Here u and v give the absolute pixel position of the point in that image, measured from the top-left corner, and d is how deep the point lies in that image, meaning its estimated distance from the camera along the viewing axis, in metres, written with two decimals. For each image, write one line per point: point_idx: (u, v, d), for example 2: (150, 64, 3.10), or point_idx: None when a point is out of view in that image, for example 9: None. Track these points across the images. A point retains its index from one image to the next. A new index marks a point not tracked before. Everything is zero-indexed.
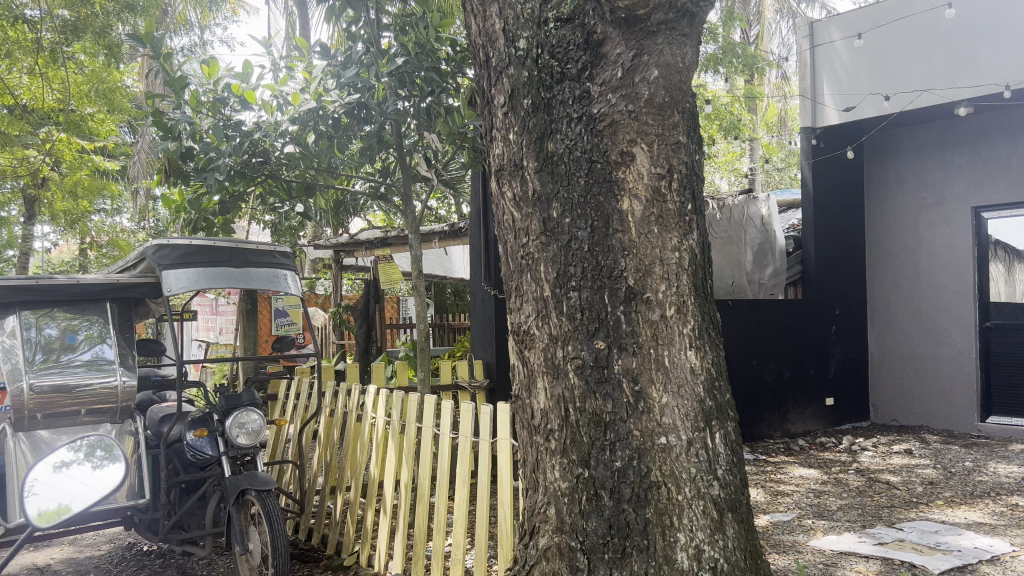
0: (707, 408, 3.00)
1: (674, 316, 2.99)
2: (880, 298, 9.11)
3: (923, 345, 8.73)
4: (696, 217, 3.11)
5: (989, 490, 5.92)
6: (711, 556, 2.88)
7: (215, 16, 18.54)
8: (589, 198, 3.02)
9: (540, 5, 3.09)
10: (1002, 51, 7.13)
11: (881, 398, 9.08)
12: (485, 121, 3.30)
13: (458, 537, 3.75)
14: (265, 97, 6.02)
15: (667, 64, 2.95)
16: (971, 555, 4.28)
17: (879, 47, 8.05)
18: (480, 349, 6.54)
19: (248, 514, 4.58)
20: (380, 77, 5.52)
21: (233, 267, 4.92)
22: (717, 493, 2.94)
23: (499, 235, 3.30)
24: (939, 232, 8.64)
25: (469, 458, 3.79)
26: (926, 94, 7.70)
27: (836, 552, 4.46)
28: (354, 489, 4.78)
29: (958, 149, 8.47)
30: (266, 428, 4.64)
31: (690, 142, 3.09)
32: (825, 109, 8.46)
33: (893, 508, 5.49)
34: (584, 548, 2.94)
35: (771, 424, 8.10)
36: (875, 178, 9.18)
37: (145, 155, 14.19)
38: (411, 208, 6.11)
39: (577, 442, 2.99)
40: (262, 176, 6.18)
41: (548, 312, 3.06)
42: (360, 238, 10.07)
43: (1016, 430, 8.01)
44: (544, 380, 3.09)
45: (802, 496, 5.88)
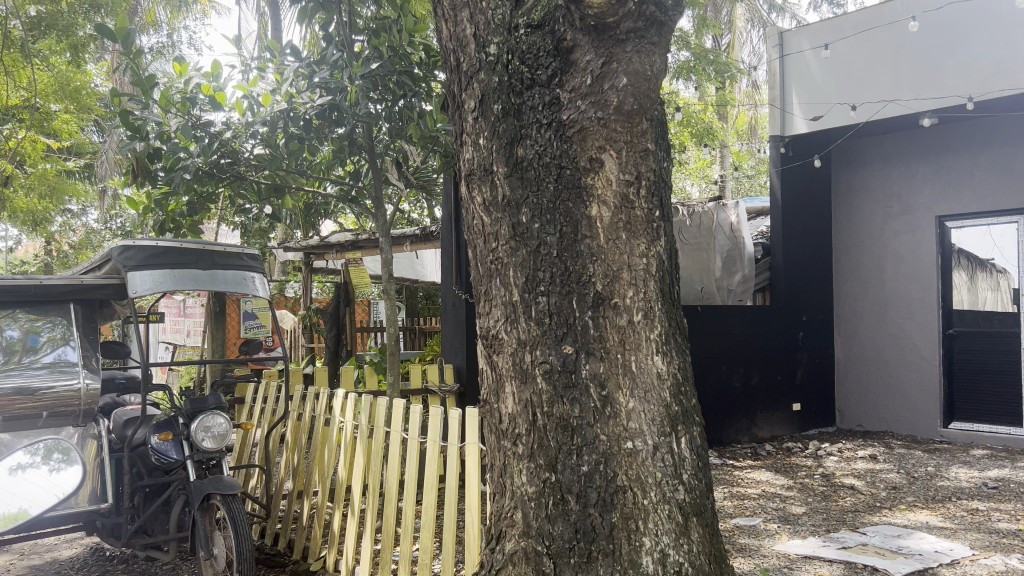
0: (673, 413, 3.03)
1: (641, 321, 3.02)
2: (847, 305, 9.23)
3: (888, 351, 8.85)
4: (664, 224, 3.15)
5: (951, 495, 6.03)
6: (676, 560, 2.91)
7: (185, 15, 18.35)
8: (558, 204, 3.03)
9: (512, 10, 3.11)
10: (965, 65, 7.29)
11: (847, 404, 9.20)
12: (455, 125, 3.30)
13: (425, 542, 3.74)
14: (236, 98, 5.97)
15: (636, 71, 2.94)
16: (932, 558, 4.35)
17: (847, 58, 8.17)
18: (450, 354, 6.50)
19: (213, 518, 4.54)
20: (354, 79, 5.52)
21: (200, 270, 4.88)
22: (682, 497, 2.97)
23: (468, 240, 3.30)
24: (904, 241, 8.77)
25: (437, 461, 3.77)
26: (892, 105, 7.81)
27: (800, 556, 4.50)
28: (321, 493, 4.74)
29: (923, 159, 8.61)
30: (233, 432, 4.60)
31: (658, 149, 3.13)
32: (793, 118, 8.57)
33: (858, 512, 5.57)
34: (551, 553, 2.94)
35: (739, 429, 8.17)
36: (842, 186, 9.30)
37: (113, 154, 14.05)
38: (382, 211, 6.08)
39: (545, 446, 3.01)
40: (231, 176, 6.15)
41: (517, 317, 3.07)
42: (332, 240, 9.99)
43: (978, 436, 8.14)
44: (512, 385, 3.10)
45: (768, 501, 5.94)
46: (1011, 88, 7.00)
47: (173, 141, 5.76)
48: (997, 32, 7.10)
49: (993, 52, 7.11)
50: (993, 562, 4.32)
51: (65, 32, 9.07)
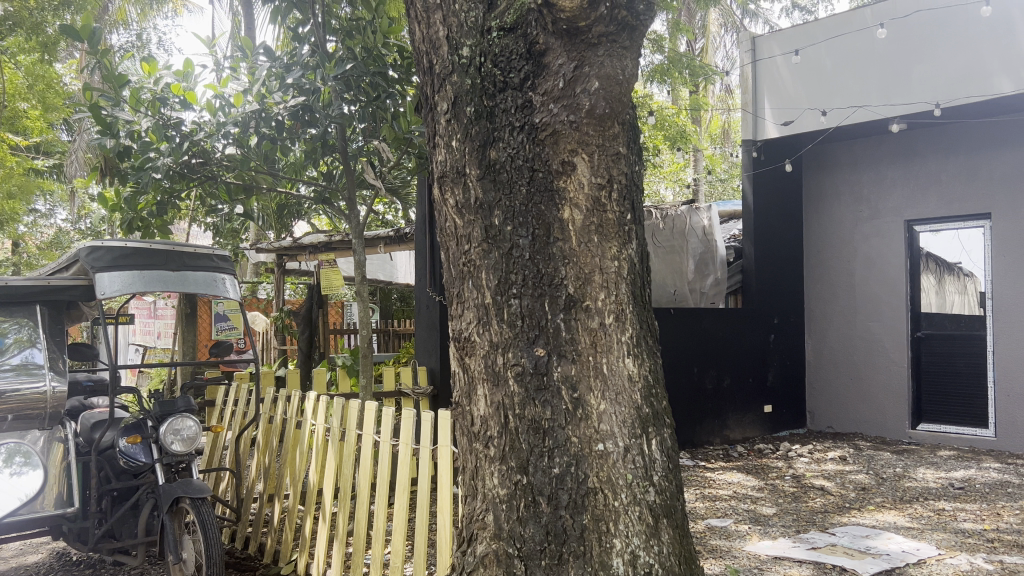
0: (643, 415, 3.05)
1: (612, 324, 3.04)
2: (817, 308, 9.34)
3: (858, 353, 8.96)
4: (635, 227, 3.17)
5: (919, 495, 6.11)
6: (646, 561, 2.92)
7: (157, 13, 18.15)
8: (531, 206, 3.04)
9: (484, 14, 3.12)
10: (932, 72, 7.40)
11: (818, 406, 9.30)
12: (428, 127, 3.30)
13: (397, 544, 3.73)
14: (207, 98, 5.91)
15: (607, 75, 2.96)
16: (899, 558, 4.41)
17: (817, 63, 8.26)
18: (423, 356, 6.47)
19: (183, 522, 4.49)
20: (327, 81, 5.50)
21: (169, 271, 4.82)
22: (652, 499, 2.99)
23: (441, 242, 3.30)
24: (873, 245, 8.88)
25: (408, 464, 3.76)
26: (862, 110, 7.91)
27: (770, 556, 4.55)
28: (292, 496, 4.71)
29: (891, 164, 8.73)
30: (202, 435, 4.55)
31: (629, 153, 3.15)
32: (764, 123, 8.65)
33: (827, 513, 5.63)
34: (522, 555, 2.94)
35: (711, 430, 8.22)
36: (813, 190, 9.40)
37: (83, 154, 13.88)
38: (355, 213, 6.04)
39: (516, 448, 3.01)
40: (202, 177, 6.11)
41: (488, 320, 3.08)
42: (304, 242, 9.92)
43: (945, 437, 8.26)
44: (483, 387, 3.11)
45: (739, 502, 5.99)
46: (977, 95, 7.12)
47: (143, 140, 5.70)
48: (963, 39, 7.22)
49: (960, 59, 7.23)
50: (959, 561, 4.39)
51: (33, 31, 8.96)
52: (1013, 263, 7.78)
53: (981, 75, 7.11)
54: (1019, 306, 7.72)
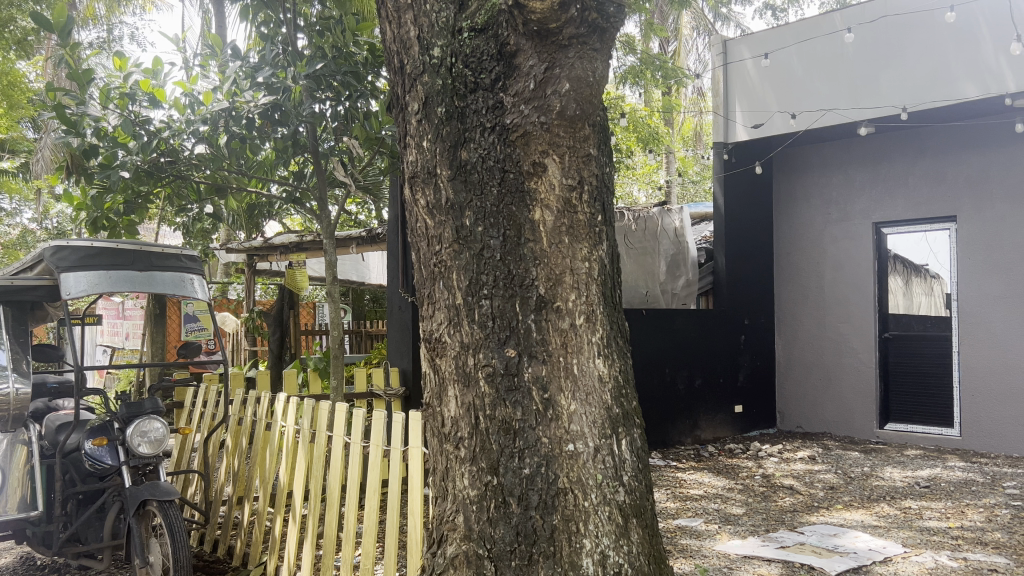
0: (614, 416, 3.07)
1: (583, 324, 3.05)
2: (787, 309, 9.43)
3: (827, 353, 9.06)
4: (606, 228, 3.18)
5: (885, 494, 6.19)
6: (616, 561, 2.94)
7: (126, 10, 17.98)
8: (502, 207, 3.04)
9: (456, 14, 3.11)
10: (900, 75, 7.50)
11: (788, 406, 9.40)
12: (399, 128, 3.29)
13: (368, 546, 3.71)
14: (175, 96, 5.85)
15: (578, 77, 2.96)
16: (866, 556, 4.46)
17: (787, 66, 8.34)
18: (395, 357, 6.43)
19: (150, 525, 4.44)
20: (297, 79, 5.47)
21: (136, 271, 4.76)
22: (622, 499, 3.01)
23: (412, 243, 3.29)
24: (842, 247, 8.98)
25: (379, 466, 3.74)
26: (831, 113, 8.00)
27: (740, 556, 4.57)
28: (262, 498, 4.67)
29: (860, 167, 8.83)
30: (170, 437, 4.50)
31: (600, 155, 3.17)
32: (735, 126, 8.74)
33: (795, 512, 5.68)
34: (492, 556, 2.94)
35: (683, 431, 8.27)
36: (783, 193, 9.49)
37: (49, 152, 13.70)
38: (326, 213, 6.01)
39: (487, 449, 3.01)
40: (171, 176, 6.04)
41: (459, 320, 3.07)
42: (276, 242, 9.85)
43: (912, 437, 8.39)
44: (454, 388, 3.10)
45: (710, 502, 6.04)
46: (943, 99, 7.24)
47: (111, 138, 5.64)
48: (929, 44, 7.33)
49: (926, 63, 7.34)
50: (924, 559, 4.45)
51: None
52: (979, 265, 7.91)
53: (946, 79, 7.22)
54: (984, 308, 7.85)
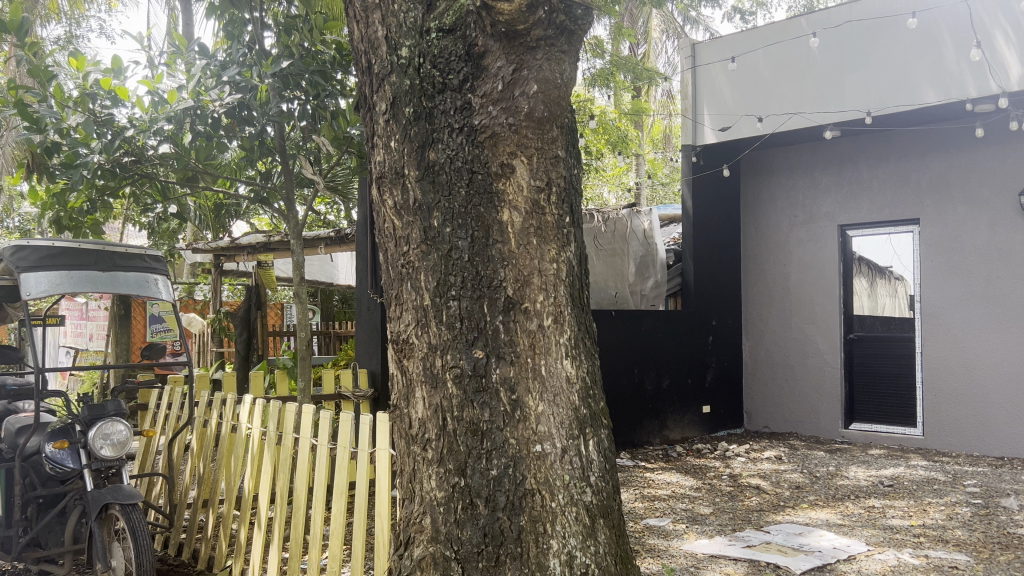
0: (581, 416, 3.09)
1: (551, 325, 3.06)
2: (754, 311, 9.52)
3: (793, 354, 9.16)
4: (574, 230, 3.19)
5: (850, 493, 6.28)
6: (583, 562, 2.95)
7: (90, 6, 17.73)
8: (469, 208, 3.04)
9: (424, 14, 3.08)
10: (864, 80, 7.61)
11: (754, 406, 9.49)
12: (366, 128, 3.27)
13: (335, 549, 3.69)
14: (139, 95, 5.78)
15: (546, 78, 2.98)
16: (830, 555, 4.52)
17: (753, 70, 8.43)
18: (364, 358, 6.38)
19: (112, 528, 4.38)
20: (264, 78, 5.45)
21: (100, 271, 4.69)
22: (589, 500, 3.03)
23: (379, 243, 3.27)
24: (808, 249, 9.08)
25: (346, 468, 3.71)
26: (797, 117, 8.09)
27: (706, 556, 4.60)
28: (227, 501, 4.62)
29: (825, 170, 8.94)
30: (134, 439, 4.44)
31: (568, 157, 3.17)
32: (703, 129, 8.81)
33: (761, 511, 5.74)
34: (459, 558, 2.94)
35: (651, 431, 8.31)
36: (750, 195, 9.57)
37: (11, 150, 13.47)
38: (293, 213, 5.96)
39: (454, 450, 3.00)
40: (135, 175, 5.95)
41: (427, 321, 3.06)
42: (243, 242, 9.73)
43: (876, 436, 8.51)
44: (421, 389, 3.09)
45: (678, 501, 6.08)
46: (906, 104, 7.36)
47: (72, 137, 5.56)
48: (892, 50, 7.44)
49: (890, 69, 7.46)
50: (886, 557, 4.52)
51: None
52: (940, 267, 8.05)
53: (909, 84, 7.34)
54: (946, 309, 7.98)
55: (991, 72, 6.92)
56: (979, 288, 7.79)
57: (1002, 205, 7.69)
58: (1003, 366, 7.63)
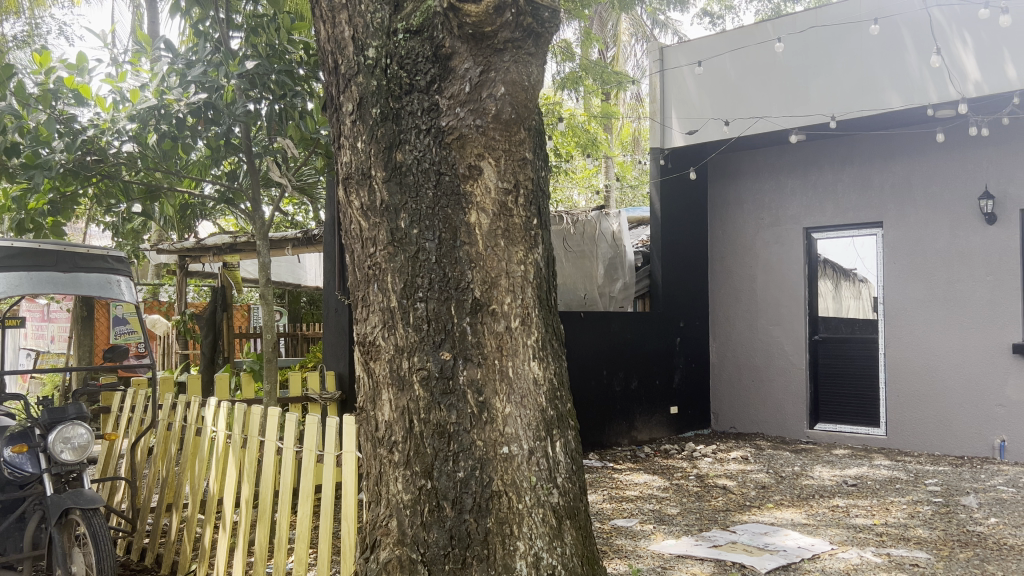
0: (549, 417, 3.09)
1: (518, 327, 3.06)
2: (720, 312, 9.59)
3: (759, 356, 9.25)
4: (542, 232, 3.20)
5: (815, 493, 6.36)
6: (549, 563, 2.96)
7: (52, 3, 17.43)
8: (437, 210, 3.03)
9: (391, 15, 3.06)
10: (829, 85, 7.70)
11: (721, 407, 9.58)
12: (333, 128, 3.24)
13: (301, 551, 3.66)
14: (101, 93, 5.69)
15: (513, 81, 2.99)
16: (794, 554, 4.56)
17: (720, 74, 8.51)
18: (331, 360, 6.33)
19: (72, 534, 4.30)
20: (230, 77, 5.40)
21: (60, 272, 4.61)
22: (556, 500, 3.04)
23: (346, 244, 3.25)
24: (774, 251, 9.17)
25: (313, 471, 3.68)
26: (762, 121, 8.18)
27: (673, 556, 4.63)
28: (191, 504, 4.57)
29: (790, 174, 9.03)
30: (95, 443, 4.37)
31: (536, 159, 3.18)
32: (671, 132, 8.86)
33: (728, 511, 5.79)
34: (425, 560, 2.93)
35: (619, 432, 8.35)
36: (717, 197, 9.64)
37: None
38: (259, 213, 5.89)
39: (420, 453, 3.00)
40: (97, 175, 5.86)
41: (394, 323, 3.05)
42: (208, 243, 9.63)
43: (840, 436, 8.63)
44: (388, 392, 3.08)
45: (645, 502, 6.11)
46: (869, 109, 7.47)
47: (33, 135, 5.47)
48: (856, 55, 7.55)
49: (854, 74, 7.56)
50: (850, 555, 4.58)
51: None
52: (902, 270, 8.19)
53: (873, 90, 7.46)
54: (908, 311, 8.12)
55: (951, 77, 7.03)
56: (941, 290, 7.93)
57: (962, 209, 7.84)
58: (963, 368, 7.78)
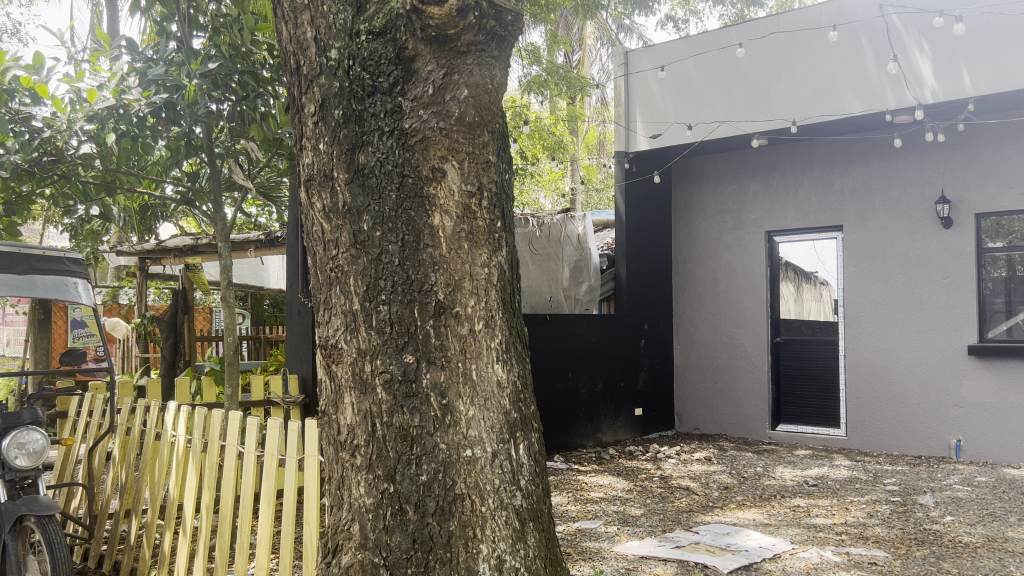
0: (512, 420, 3.11)
1: (482, 330, 3.07)
2: (684, 315, 9.66)
3: (722, 357, 9.34)
4: (505, 234, 3.21)
5: (777, 493, 6.43)
6: (512, 565, 2.97)
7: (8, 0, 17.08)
8: (400, 212, 3.02)
9: (353, 16, 3.04)
10: (791, 90, 7.81)
11: (685, 408, 9.65)
12: (294, 129, 3.21)
13: (262, 557, 3.62)
14: (59, 93, 5.60)
15: (476, 83, 3.00)
16: (756, 554, 4.61)
17: (683, 78, 8.58)
18: (294, 363, 6.27)
19: (27, 542, 4.22)
20: (192, 77, 5.32)
21: (16, 275, 4.50)
22: (519, 503, 3.05)
23: (307, 246, 3.22)
24: (736, 254, 9.26)
25: (274, 475, 3.64)
26: (725, 126, 8.26)
27: (637, 556, 4.67)
28: (150, 510, 4.49)
29: (752, 178, 9.14)
30: (51, 449, 4.28)
31: (499, 162, 3.19)
32: (636, 136, 8.91)
33: (691, 512, 5.84)
34: (388, 564, 2.92)
35: (584, 434, 8.38)
36: (680, 200, 9.72)
37: None
38: (220, 215, 5.81)
39: (383, 456, 2.98)
40: (54, 175, 5.80)
41: (356, 326, 3.03)
42: (169, 245, 9.51)
43: (802, 437, 8.75)
44: (350, 395, 3.06)
45: (610, 503, 6.14)
46: (829, 114, 7.58)
47: None
48: (817, 61, 7.66)
49: (815, 79, 7.67)
50: (811, 555, 4.64)
51: None
52: (862, 272, 8.33)
53: (833, 95, 7.57)
54: (868, 313, 8.26)
55: (908, 83, 7.19)
56: (899, 293, 8.08)
57: (920, 213, 7.99)
58: (920, 369, 7.92)
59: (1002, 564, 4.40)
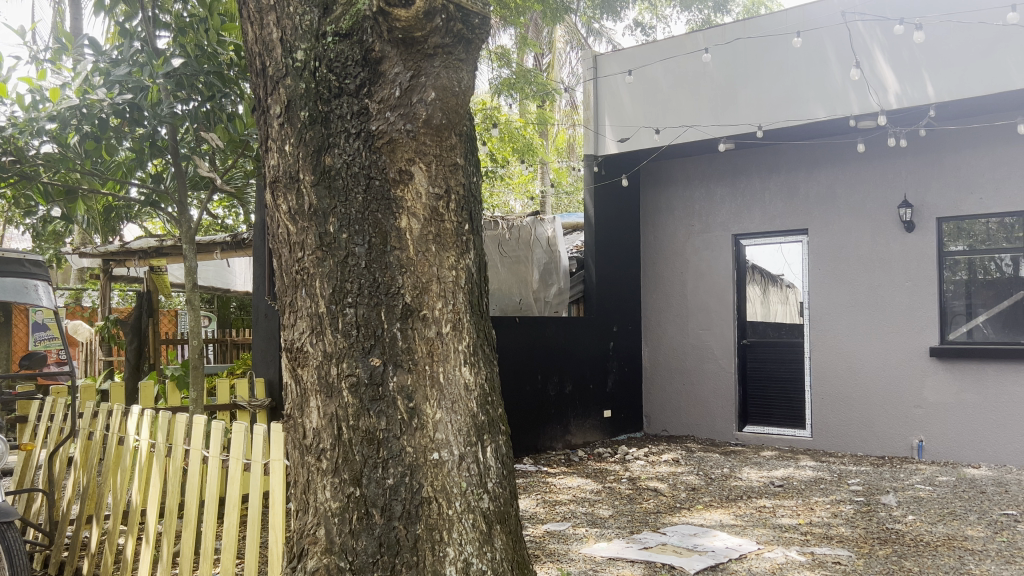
0: (479, 423, 3.10)
1: (449, 333, 3.07)
2: (653, 317, 9.72)
3: (690, 359, 9.41)
4: (473, 237, 3.21)
5: (743, 494, 6.49)
6: (479, 568, 2.98)
7: None
8: (367, 214, 3.01)
9: (320, 17, 3.02)
10: (756, 95, 7.90)
11: (653, 410, 9.71)
12: (260, 130, 3.18)
13: (226, 562, 3.58)
14: (19, 93, 5.50)
15: (442, 86, 2.96)
16: (722, 554, 4.65)
17: (651, 83, 8.64)
18: (260, 367, 6.21)
19: None
20: (155, 78, 5.26)
21: None
22: (486, 506, 3.05)
23: (273, 248, 3.19)
24: (704, 257, 9.34)
25: (239, 480, 3.60)
26: (692, 130, 8.33)
27: (605, 558, 4.69)
28: (112, 516, 4.42)
29: (719, 182, 9.21)
30: (10, 453, 4.15)
31: (467, 164, 3.19)
32: (604, 139, 8.96)
33: (659, 513, 5.88)
34: (354, 568, 2.90)
35: (553, 436, 8.40)
36: (649, 204, 9.77)
37: None
38: (185, 217, 5.74)
39: (349, 460, 2.96)
40: (13, 175, 5.71)
41: (322, 329, 3.01)
42: (134, 247, 9.38)
43: (768, 438, 8.84)
44: (316, 399, 3.03)
45: (578, 505, 6.16)
46: (794, 119, 7.68)
47: None
48: (783, 66, 7.75)
49: (780, 85, 7.76)
50: (776, 555, 4.68)
51: None
52: (827, 275, 8.44)
53: (797, 100, 7.67)
54: (833, 315, 8.37)
55: (872, 89, 7.29)
56: (863, 296, 8.19)
57: (883, 217, 8.11)
58: (884, 370, 8.04)
59: (962, 562, 4.48)
